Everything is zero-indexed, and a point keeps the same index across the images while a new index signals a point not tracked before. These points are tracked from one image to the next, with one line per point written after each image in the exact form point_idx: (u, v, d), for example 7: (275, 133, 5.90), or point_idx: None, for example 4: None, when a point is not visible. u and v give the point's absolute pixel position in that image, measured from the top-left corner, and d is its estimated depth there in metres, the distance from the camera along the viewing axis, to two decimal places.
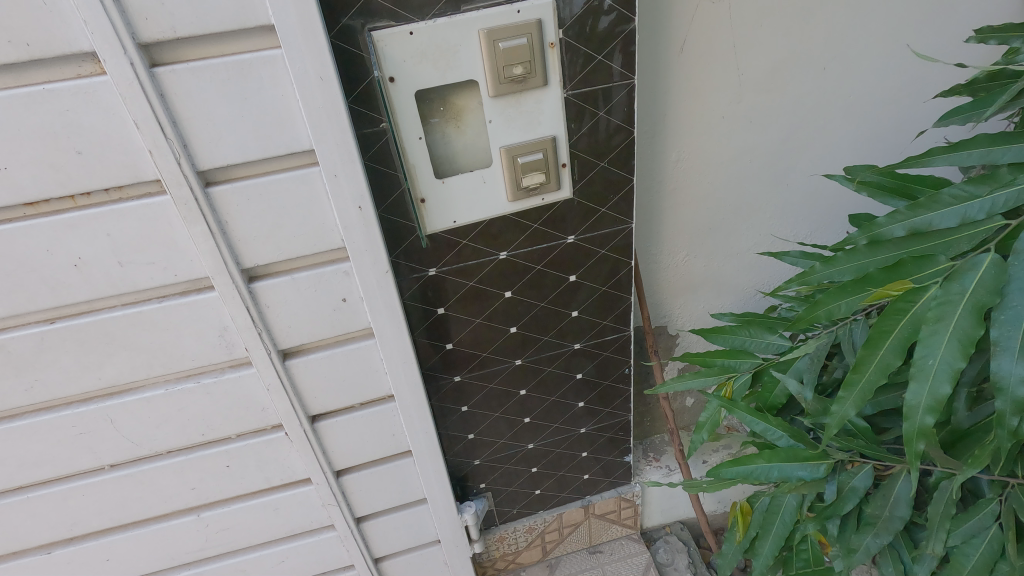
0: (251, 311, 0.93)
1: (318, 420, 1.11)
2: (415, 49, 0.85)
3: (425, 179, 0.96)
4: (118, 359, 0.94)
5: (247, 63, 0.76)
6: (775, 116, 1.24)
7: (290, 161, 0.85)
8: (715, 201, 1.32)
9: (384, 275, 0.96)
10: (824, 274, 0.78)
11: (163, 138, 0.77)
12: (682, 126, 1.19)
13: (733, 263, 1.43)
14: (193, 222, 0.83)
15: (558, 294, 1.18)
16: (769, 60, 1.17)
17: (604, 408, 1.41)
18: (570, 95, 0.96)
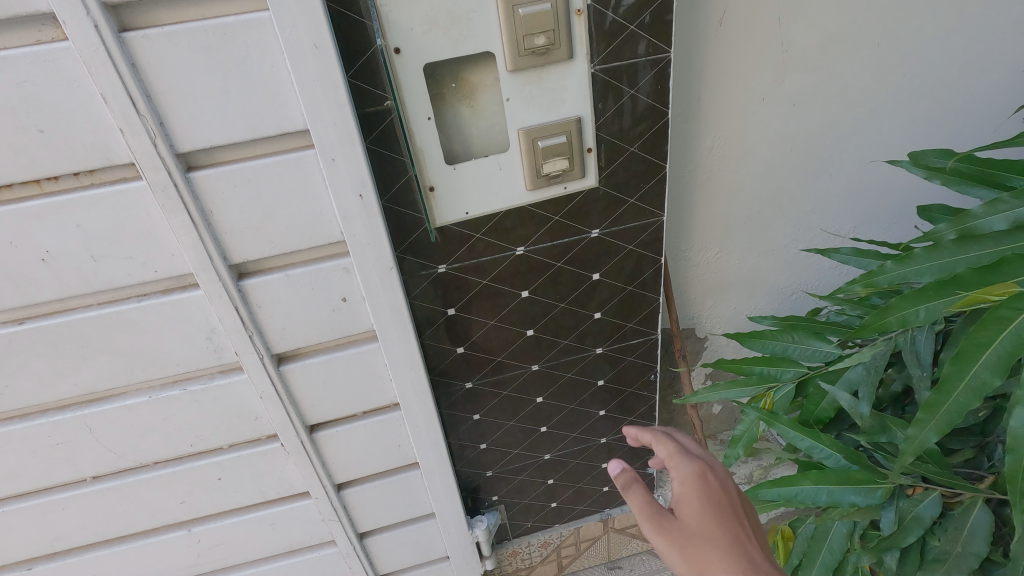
0: (240, 311, 0.84)
1: (316, 430, 1.01)
2: (423, 15, 0.74)
3: (435, 165, 0.86)
4: (95, 363, 0.85)
5: (230, 28, 0.66)
6: (822, 98, 1.12)
7: (282, 143, 0.75)
8: (752, 193, 1.20)
9: (389, 272, 0.86)
10: (894, 275, 0.69)
11: (136, 115, 0.67)
12: (718, 109, 1.08)
13: (769, 260, 1.32)
14: (173, 212, 0.74)
15: (580, 293, 1.07)
16: (816, 36, 1.05)
17: (626, 417, 1.31)
18: (598, 70, 0.85)
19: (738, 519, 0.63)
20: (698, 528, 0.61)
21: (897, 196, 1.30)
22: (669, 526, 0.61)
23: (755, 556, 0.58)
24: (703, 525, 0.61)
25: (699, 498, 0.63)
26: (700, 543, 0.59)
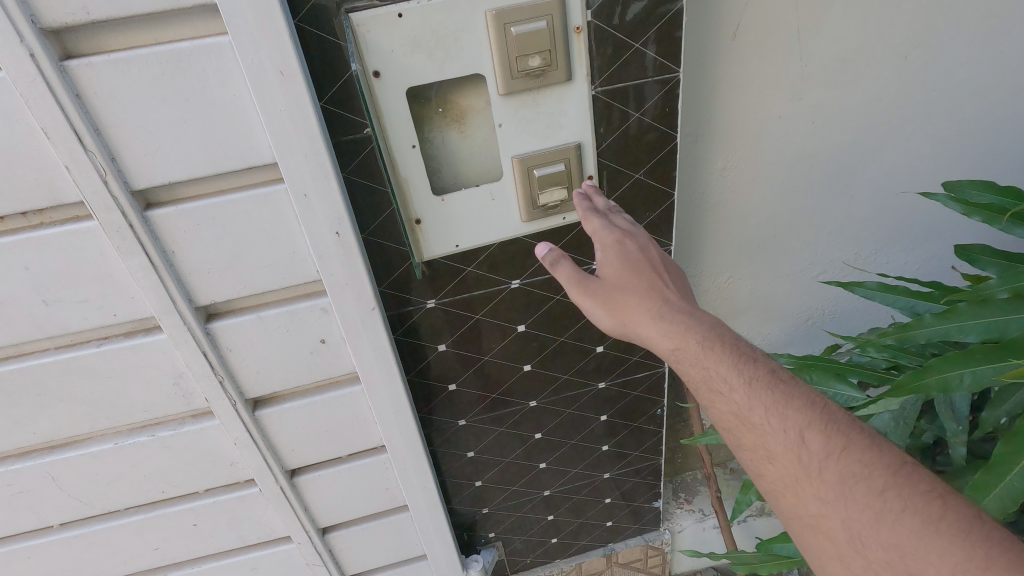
0: (209, 356, 0.77)
1: (297, 474, 0.95)
2: (405, 36, 0.67)
3: (421, 196, 0.78)
4: (55, 411, 0.78)
5: (185, 55, 0.59)
6: (844, 115, 1.04)
7: (250, 177, 0.69)
8: (767, 216, 1.12)
9: (371, 313, 0.79)
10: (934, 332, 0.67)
11: (83, 151, 0.60)
12: (731, 128, 1.00)
13: (784, 285, 1.23)
14: (130, 254, 0.67)
15: (581, 327, 1.00)
16: (839, 49, 0.96)
17: (631, 451, 1.24)
18: (599, 92, 0.77)
19: (657, 273, 0.71)
20: (616, 281, 0.71)
21: (925, 219, 1.20)
22: (590, 283, 0.72)
23: (666, 307, 0.67)
24: (621, 273, 0.71)
25: (618, 243, 0.73)
26: (618, 292, 0.70)
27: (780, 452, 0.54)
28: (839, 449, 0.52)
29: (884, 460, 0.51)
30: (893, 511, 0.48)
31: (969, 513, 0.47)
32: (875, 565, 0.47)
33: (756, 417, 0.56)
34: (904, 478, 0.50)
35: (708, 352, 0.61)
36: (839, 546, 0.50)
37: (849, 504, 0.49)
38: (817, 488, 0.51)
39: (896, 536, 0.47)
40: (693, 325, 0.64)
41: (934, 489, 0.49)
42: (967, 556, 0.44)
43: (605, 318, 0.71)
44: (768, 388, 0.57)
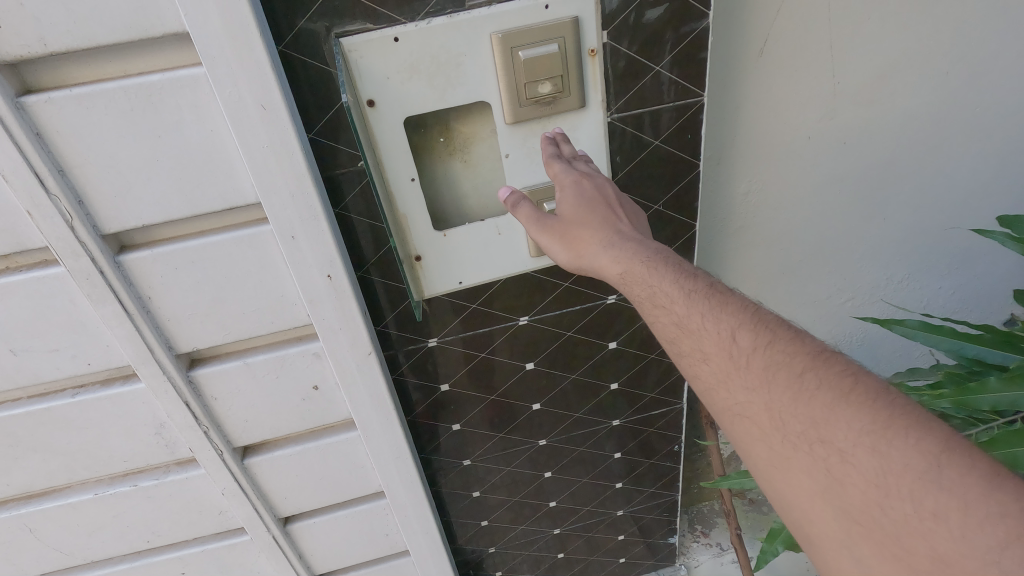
0: (192, 405, 0.71)
1: (291, 521, 0.89)
2: (402, 62, 0.61)
3: (421, 231, 0.72)
4: (29, 462, 0.73)
5: (156, 88, 0.53)
6: (879, 134, 0.96)
7: (232, 217, 0.63)
8: (793, 242, 1.05)
9: (367, 358, 0.73)
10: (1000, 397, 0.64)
11: (45, 194, 0.55)
12: (756, 150, 0.92)
13: (811, 313, 1.15)
14: (102, 302, 0.61)
15: (593, 364, 0.94)
16: (875, 65, 0.89)
17: (646, 488, 1.18)
18: (615, 118, 0.71)
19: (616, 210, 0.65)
20: (573, 217, 0.65)
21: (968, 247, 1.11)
22: (548, 220, 0.66)
23: (612, 233, 0.63)
24: (577, 210, 0.64)
25: (575, 183, 0.65)
26: (575, 229, 0.64)
27: (713, 351, 0.51)
28: (765, 339, 0.49)
29: (807, 346, 0.48)
30: (810, 385, 0.45)
31: (879, 386, 0.44)
32: (794, 439, 0.44)
33: (688, 317, 0.53)
34: (825, 360, 0.46)
35: (652, 271, 0.58)
36: (764, 429, 0.46)
37: (772, 388, 0.46)
38: (744, 378, 0.48)
39: (813, 414, 0.44)
40: (639, 248, 0.61)
41: (850, 369, 0.45)
42: (874, 423, 0.41)
43: (561, 251, 0.66)
44: (696, 291, 0.54)
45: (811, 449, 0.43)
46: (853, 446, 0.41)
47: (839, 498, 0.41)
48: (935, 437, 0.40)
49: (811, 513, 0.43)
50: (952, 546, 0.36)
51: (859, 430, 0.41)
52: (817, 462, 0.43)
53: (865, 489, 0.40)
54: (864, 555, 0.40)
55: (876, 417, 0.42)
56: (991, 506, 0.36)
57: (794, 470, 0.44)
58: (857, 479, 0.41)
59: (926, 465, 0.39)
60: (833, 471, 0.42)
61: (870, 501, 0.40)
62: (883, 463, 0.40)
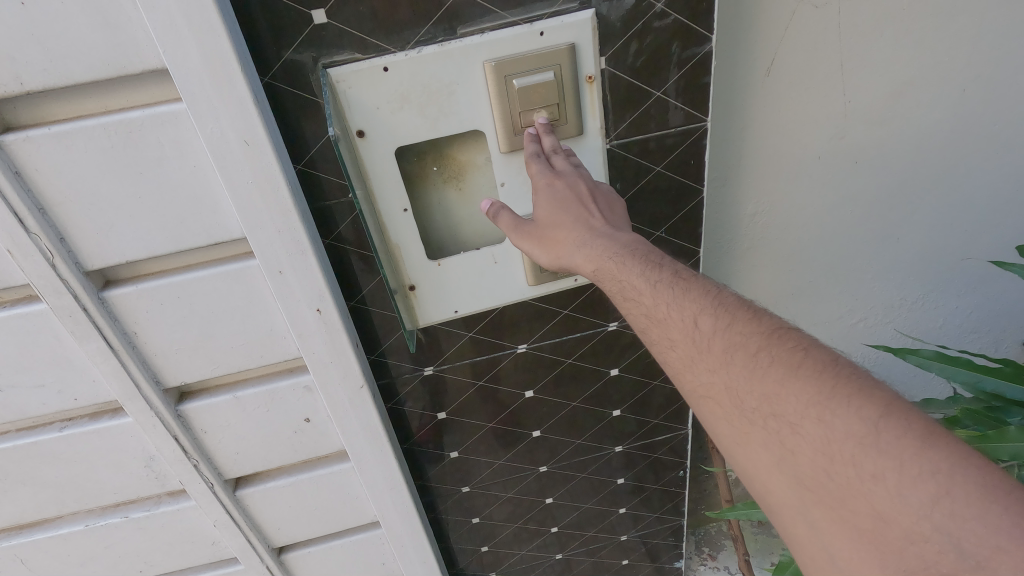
0: (181, 439, 0.70)
1: (286, 551, 0.88)
2: (392, 91, 0.59)
3: (414, 261, 0.70)
4: (18, 495, 0.72)
5: (136, 125, 0.51)
6: (893, 153, 0.92)
7: (217, 252, 0.61)
8: (802, 263, 1.01)
9: (359, 391, 0.71)
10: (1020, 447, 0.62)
11: (25, 233, 0.53)
12: (764, 170, 0.89)
13: (822, 334, 1.12)
14: (86, 339, 0.60)
15: (595, 391, 0.92)
16: (887, 83, 0.85)
17: (651, 513, 1.15)
18: (614, 145, 0.69)
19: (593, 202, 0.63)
20: (548, 220, 0.63)
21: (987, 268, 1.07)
22: (524, 225, 0.64)
23: (584, 231, 0.62)
24: (550, 211, 0.63)
25: (548, 184, 0.63)
26: (551, 229, 0.63)
27: (679, 337, 0.51)
28: (723, 320, 0.49)
29: (762, 324, 0.48)
30: (763, 364, 0.45)
31: (827, 358, 0.44)
32: (751, 416, 0.45)
33: (652, 305, 0.54)
34: (779, 337, 0.46)
35: (622, 265, 0.57)
36: (724, 408, 0.47)
37: (729, 369, 0.47)
38: (704, 360, 0.49)
39: (766, 391, 0.44)
40: (611, 243, 0.59)
41: (802, 342, 0.45)
42: (819, 394, 0.41)
43: (538, 253, 0.64)
44: (658, 276, 0.54)
45: (765, 424, 0.44)
46: (801, 419, 0.42)
47: (794, 468, 0.42)
48: (876, 400, 0.40)
49: (771, 484, 0.45)
50: (891, 504, 0.37)
51: (806, 403, 0.42)
52: (771, 437, 0.44)
53: (813, 459, 0.41)
54: (817, 520, 0.41)
55: (822, 388, 0.42)
56: (924, 465, 0.37)
57: (752, 446, 0.45)
58: (806, 450, 0.41)
59: (866, 430, 0.39)
60: (785, 443, 0.43)
61: (818, 468, 0.41)
62: (827, 431, 0.40)
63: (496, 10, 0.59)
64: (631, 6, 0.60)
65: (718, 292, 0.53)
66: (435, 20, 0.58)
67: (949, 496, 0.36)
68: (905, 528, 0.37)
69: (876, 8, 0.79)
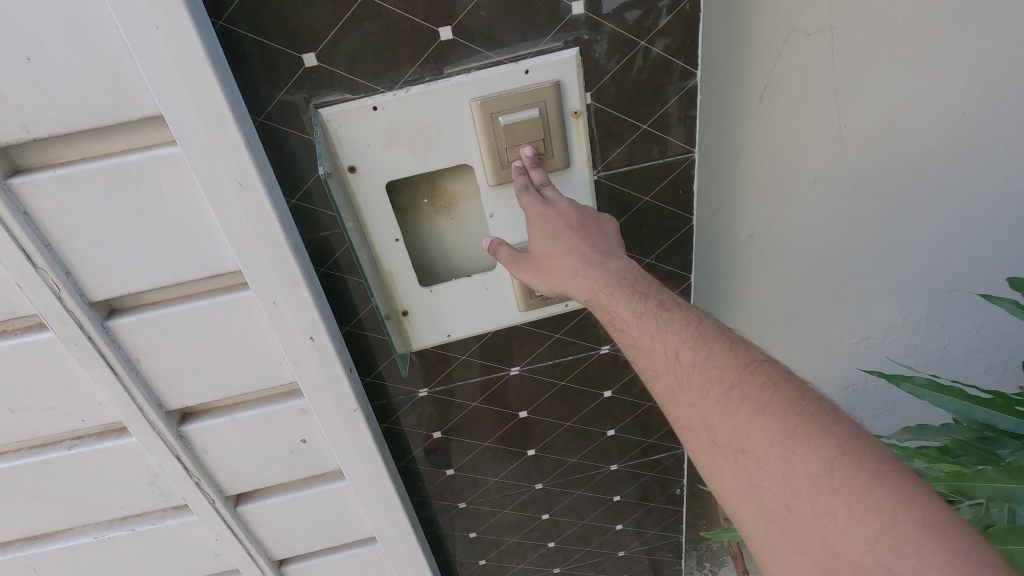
0: (183, 459, 0.73)
1: (286, 563, 0.91)
2: (381, 129, 0.61)
3: (407, 288, 0.72)
4: (30, 509, 0.76)
5: (135, 167, 0.54)
6: (891, 175, 0.92)
7: (215, 283, 0.64)
8: (802, 284, 1.01)
9: (353, 414, 0.73)
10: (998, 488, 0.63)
11: (33, 268, 0.56)
12: (759, 194, 0.89)
13: (822, 354, 1.11)
14: (91, 365, 0.63)
15: (589, 411, 0.93)
16: (884, 107, 0.85)
17: (649, 529, 1.16)
18: (602, 176, 0.70)
19: (583, 229, 0.63)
20: (543, 251, 0.63)
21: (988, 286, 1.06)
22: (521, 258, 0.66)
23: (578, 258, 0.61)
24: (544, 243, 0.63)
25: (540, 215, 0.63)
26: (546, 259, 0.63)
27: (661, 370, 0.52)
28: (702, 354, 0.49)
29: (738, 358, 0.48)
30: (735, 400, 0.46)
31: (795, 395, 0.45)
32: (723, 449, 0.47)
33: (638, 336, 0.54)
34: (752, 372, 0.47)
35: (613, 296, 0.57)
36: (700, 439, 0.48)
37: (705, 404, 0.48)
38: (683, 394, 0.49)
39: (736, 427, 0.45)
40: (601, 273, 0.59)
41: (774, 378, 0.46)
42: (784, 433, 0.43)
43: (536, 282, 0.64)
44: (643, 308, 0.54)
45: (736, 458, 0.46)
46: (767, 456, 0.43)
47: (759, 500, 0.44)
48: (833, 439, 0.41)
49: (742, 513, 0.46)
50: (840, 540, 0.39)
51: (771, 439, 0.43)
52: (740, 470, 0.45)
53: (777, 493, 0.43)
54: (779, 550, 0.43)
55: (787, 427, 0.43)
56: (871, 503, 0.38)
57: (724, 476, 0.47)
58: (770, 484, 0.43)
59: (822, 468, 0.41)
60: (752, 477, 0.44)
61: (780, 501, 0.43)
62: (789, 468, 0.42)
63: (482, 50, 0.60)
64: (615, 44, 0.62)
65: (700, 320, 0.53)
66: (423, 60, 0.60)
67: (892, 533, 0.37)
68: (851, 564, 0.38)
69: (870, 35, 0.79)
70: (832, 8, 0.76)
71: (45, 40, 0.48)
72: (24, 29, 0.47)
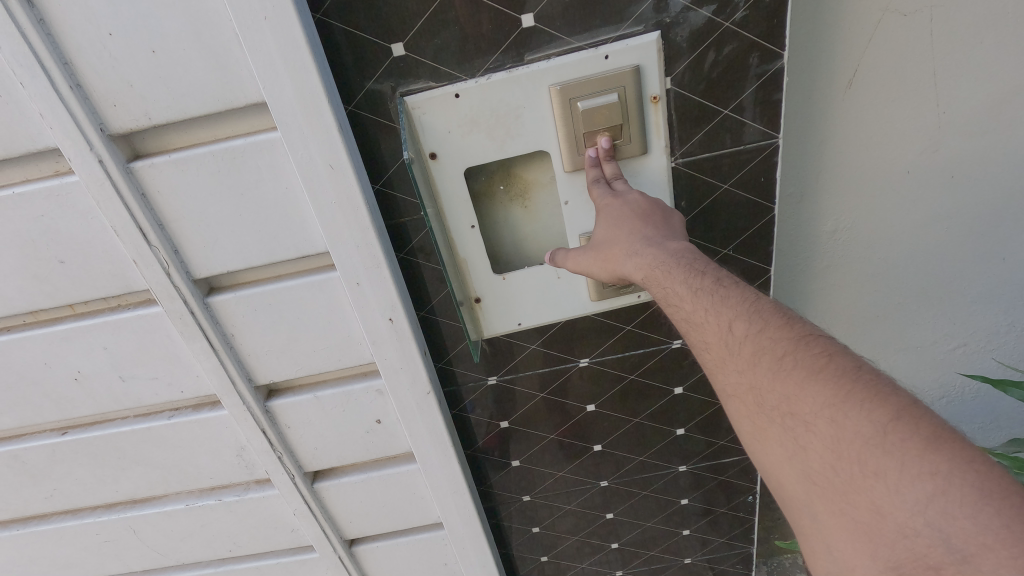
0: (268, 432, 0.77)
1: (356, 543, 0.93)
2: (462, 116, 0.63)
3: (480, 276, 0.73)
4: (134, 472, 0.82)
5: (239, 152, 0.58)
6: (996, 166, 0.85)
7: (304, 264, 0.67)
8: (889, 283, 0.95)
9: (426, 396, 0.75)
10: None
11: (147, 245, 0.62)
12: (845, 186, 0.85)
13: (911, 360, 1.04)
14: (192, 338, 0.68)
15: (659, 408, 0.91)
16: (988, 93, 0.79)
17: (718, 537, 1.11)
18: (679, 163, 0.69)
19: (643, 214, 0.61)
20: (605, 239, 0.62)
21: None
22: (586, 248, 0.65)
23: (637, 240, 0.59)
24: (607, 229, 0.62)
25: (607, 205, 0.63)
26: (607, 246, 0.62)
27: (711, 338, 0.50)
28: (756, 324, 0.47)
29: (794, 329, 0.46)
30: (787, 366, 0.43)
31: (853, 365, 0.42)
32: (770, 413, 0.44)
33: (689, 309, 0.51)
34: (808, 343, 0.44)
35: (670, 273, 0.54)
36: (748, 407, 0.46)
37: (755, 371, 0.46)
38: (734, 362, 0.47)
39: (785, 391, 0.43)
40: (661, 252, 0.56)
41: (830, 349, 0.43)
42: (836, 395, 0.40)
43: (596, 270, 0.63)
44: (698, 282, 0.52)
45: (783, 422, 0.43)
46: (816, 418, 0.41)
47: (805, 464, 0.42)
48: (890, 404, 0.38)
49: (784, 480, 0.44)
50: (888, 502, 0.36)
51: (822, 402, 0.41)
52: (787, 433, 0.43)
53: (823, 456, 0.40)
54: (819, 514, 0.41)
55: (839, 390, 0.40)
56: (924, 465, 0.35)
57: (770, 442, 0.45)
58: (817, 448, 0.41)
59: (873, 431, 0.38)
60: (799, 440, 0.42)
61: (825, 464, 0.40)
62: (838, 430, 0.39)
63: (563, 37, 0.61)
64: (694, 29, 0.61)
65: (753, 292, 0.51)
66: (505, 48, 0.61)
67: (945, 495, 0.34)
68: (899, 527, 0.36)
69: (975, 14, 0.74)
70: None
71: (169, 34, 0.52)
72: (151, 24, 0.52)
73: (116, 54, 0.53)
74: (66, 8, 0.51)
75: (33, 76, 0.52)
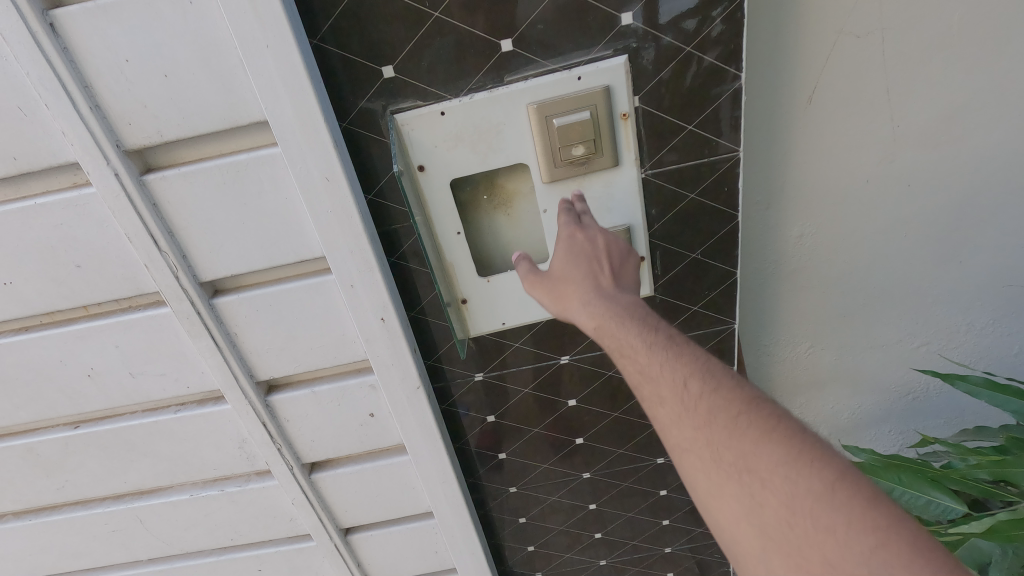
0: (268, 425, 0.82)
1: (352, 532, 0.98)
2: (448, 132, 0.69)
3: (466, 278, 0.79)
4: (141, 464, 0.88)
5: (243, 166, 0.64)
6: (948, 175, 0.91)
7: (302, 267, 0.73)
8: (853, 285, 1.01)
9: (416, 391, 0.81)
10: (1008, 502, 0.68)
11: (158, 251, 0.67)
12: (808, 194, 0.91)
13: (876, 357, 1.10)
14: (198, 337, 0.73)
15: (637, 403, 0.97)
16: (938, 108, 0.85)
17: (696, 527, 1.17)
18: (649, 174, 0.75)
19: (598, 258, 0.68)
20: (562, 272, 0.67)
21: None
22: (541, 278, 0.69)
23: (590, 290, 0.65)
24: (565, 265, 0.67)
25: (568, 236, 0.69)
26: (563, 281, 0.67)
27: (666, 394, 0.54)
28: (710, 385, 0.53)
29: (744, 392, 0.52)
30: (743, 426, 0.49)
31: (799, 428, 0.49)
32: (726, 471, 0.48)
33: (644, 362, 0.56)
34: (758, 404, 0.51)
35: (619, 324, 0.61)
36: (702, 463, 0.50)
37: (712, 428, 0.50)
38: (690, 416, 0.51)
39: (741, 449, 0.48)
40: (611, 305, 0.63)
41: (776, 413, 0.50)
42: (791, 455, 0.47)
43: (548, 303, 0.68)
44: (653, 339, 0.58)
45: (742, 479, 0.47)
46: (772, 474, 0.46)
47: (760, 522, 0.46)
48: (836, 466, 0.45)
49: (737, 538, 0.47)
50: (840, 554, 0.41)
51: (778, 461, 0.46)
52: (745, 490, 0.47)
53: (779, 512, 0.45)
54: (776, 569, 0.44)
55: (794, 451, 0.47)
56: (868, 523, 0.42)
57: (724, 498, 0.48)
58: (773, 502, 0.45)
59: (824, 488, 0.44)
60: (756, 496, 0.46)
61: (780, 518, 0.45)
62: (795, 488, 0.45)
63: (539, 60, 0.67)
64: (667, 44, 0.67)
65: (680, 339, 0.59)
66: (486, 70, 0.67)
67: (892, 543, 0.41)
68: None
69: (923, 36, 0.80)
70: (883, 12, 0.78)
71: (180, 60, 0.58)
72: (164, 51, 0.57)
73: (132, 78, 0.58)
74: (87, 37, 0.56)
75: (57, 98, 0.58)
